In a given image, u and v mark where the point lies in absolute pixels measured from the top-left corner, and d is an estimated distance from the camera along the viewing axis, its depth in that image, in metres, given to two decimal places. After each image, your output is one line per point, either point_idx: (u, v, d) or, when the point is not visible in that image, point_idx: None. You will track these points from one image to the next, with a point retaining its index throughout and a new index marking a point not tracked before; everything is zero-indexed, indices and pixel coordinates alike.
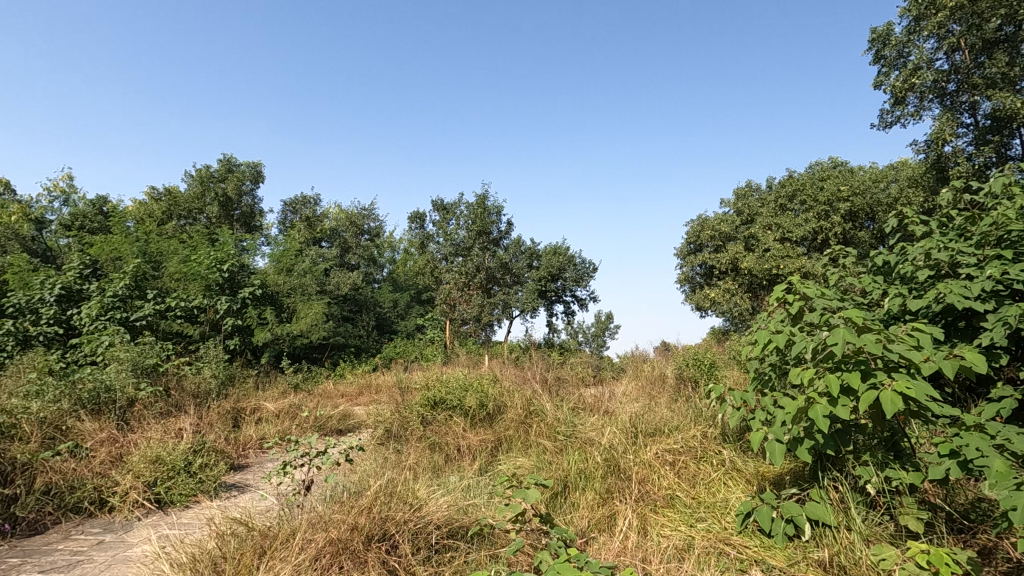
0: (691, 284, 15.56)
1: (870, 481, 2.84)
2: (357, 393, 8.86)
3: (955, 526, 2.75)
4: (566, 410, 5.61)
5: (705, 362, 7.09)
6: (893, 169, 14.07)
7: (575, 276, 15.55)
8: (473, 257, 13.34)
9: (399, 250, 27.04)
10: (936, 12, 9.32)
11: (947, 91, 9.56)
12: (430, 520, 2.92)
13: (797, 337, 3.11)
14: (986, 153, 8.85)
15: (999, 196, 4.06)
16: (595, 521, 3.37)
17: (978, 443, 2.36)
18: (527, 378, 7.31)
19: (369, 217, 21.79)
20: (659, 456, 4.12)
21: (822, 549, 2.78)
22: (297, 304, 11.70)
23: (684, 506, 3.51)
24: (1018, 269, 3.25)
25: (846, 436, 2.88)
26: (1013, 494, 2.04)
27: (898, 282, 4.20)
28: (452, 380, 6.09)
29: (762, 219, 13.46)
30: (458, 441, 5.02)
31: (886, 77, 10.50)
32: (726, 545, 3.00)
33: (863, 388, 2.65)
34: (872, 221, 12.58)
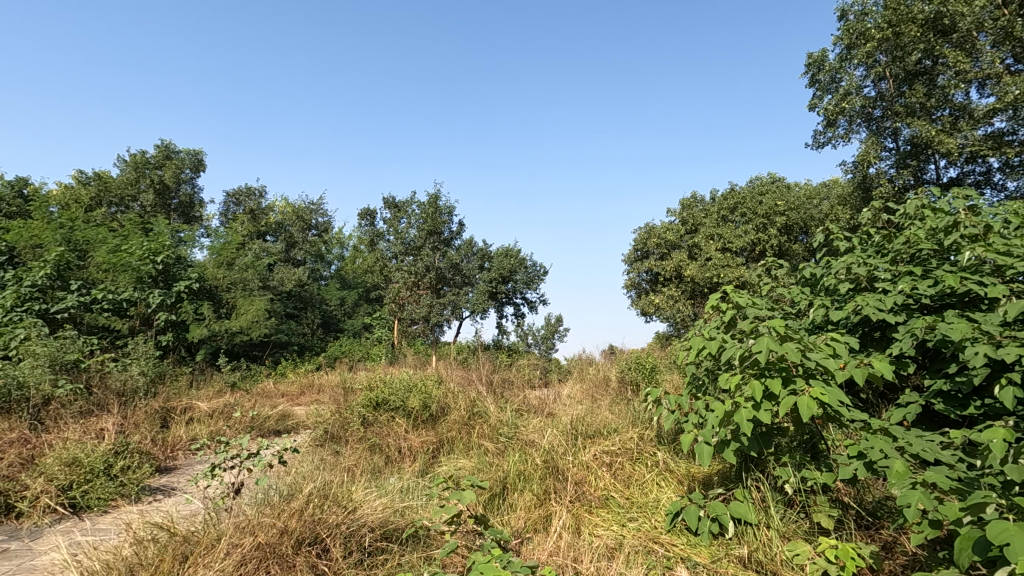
0: (638, 290, 15.94)
1: (789, 481, 3.02)
2: (299, 392, 8.61)
3: (863, 523, 2.96)
4: (510, 412, 5.66)
5: (647, 365, 7.32)
6: (825, 187, 14.89)
7: (526, 278, 15.74)
8: (423, 256, 13.17)
9: (347, 247, 26.55)
10: (865, 43, 9.99)
11: (873, 117, 10.24)
12: (364, 523, 2.89)
13: (727, 344, 3.26)
14: (904, 176, 9.56)
15: (913, 217, 4.37)
16: (531, 522, 3.42)
17: (881, 446, 2.55)
18: (473, 380, 7.32)
19: (317, 212, 21.24)
20: (598, 457, 4.23)
21: (743, 546, 2.94)
22: (237, 300, 11.25)
23: (617, 507, 3.62)
24: (926, 285, 3.53)
25: (769, 439, 3.03)
26: (908, 493, 2.22)
27: (823, 294, 4.46)
28: (396, 381, 6.03)
29: (705, 229, 13.81)
30: (400, 442, 4.98)
31: (820, 100, 11.16)
32: (654, 543, 3.12)
33: (784, 394, 2.82)
34: (805, 236, 13.41)
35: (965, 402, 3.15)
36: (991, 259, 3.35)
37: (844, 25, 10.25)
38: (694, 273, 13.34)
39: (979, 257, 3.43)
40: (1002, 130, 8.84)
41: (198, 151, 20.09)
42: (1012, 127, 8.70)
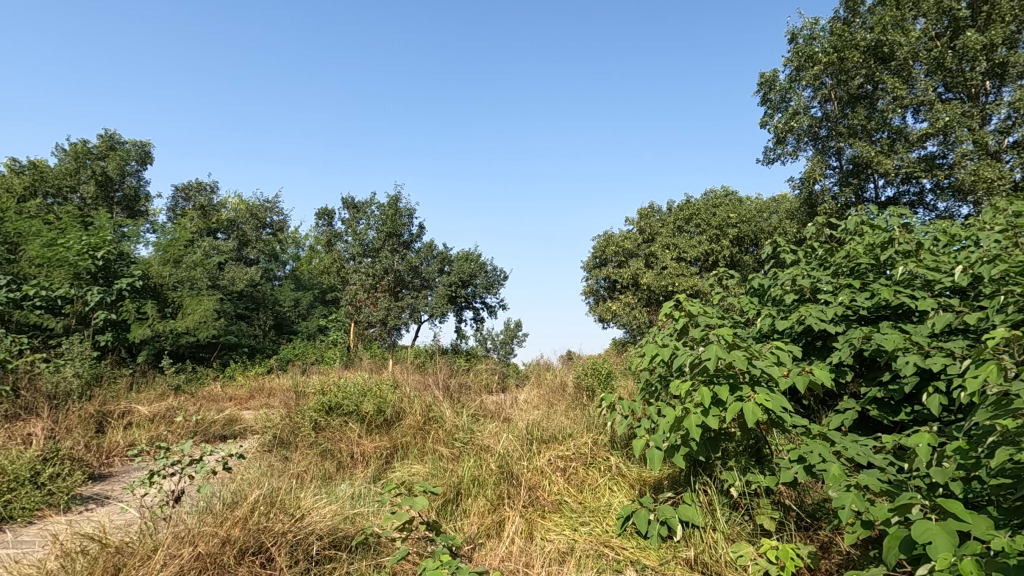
0: (596, 296, 16.17)
1: (734, 485, 3.12)
2: (248, 396, 8.31)
3: (802, 524, 3.08)
4: (466, 417, 5.63)
5: (602, 371, 7.42)
6: (774, 201, 15.52)
7: (485, 283, 15.73)
8: (382, 259, 12.96)
9: (303, 247, 25.90)
10: (813, 65, 10.50)
11: (819, 136, 10.74)
12: (312, 530, 2.80)
13: (679, 351, 3.34)
14: (847, 194, 10.08)
15: (854, 232, 4.60)
16: (484, 528, 3.41)
17: (820, 450, 2.67)
18: (429, 384, 7.25)
19: (271, 210, 20.64)
20: (552, 462, 4.26)
21: (690, 548, 3.01)
22: (184, 299, 10.80)
23: (570, 511, 3.65)
24: (863, 297, 3.72)
25: (717, 444, 3.13)
26: (843, 495, 2.33)
27: (769, 304, 4.64)
28: (350, 385, 5.90)
29: (661, 239, 14.16)
30: (352, 448, 4.88)
31: (770, 118, 11.64)
32: (605, 547, 3.16)
33: (730, 400, 2.92)
34: (755, 247, 13.95)
35: (897, 408, 3.34)
36: (922, 275, 3.57)
37: (794, 48, 10.75)
38: (650, 281, 13.62)
39: (911, 272, 3.64)
40: (934, 154, 9.43)
41: (145, 143, 19.24)
42: (942, 151, 9.28)
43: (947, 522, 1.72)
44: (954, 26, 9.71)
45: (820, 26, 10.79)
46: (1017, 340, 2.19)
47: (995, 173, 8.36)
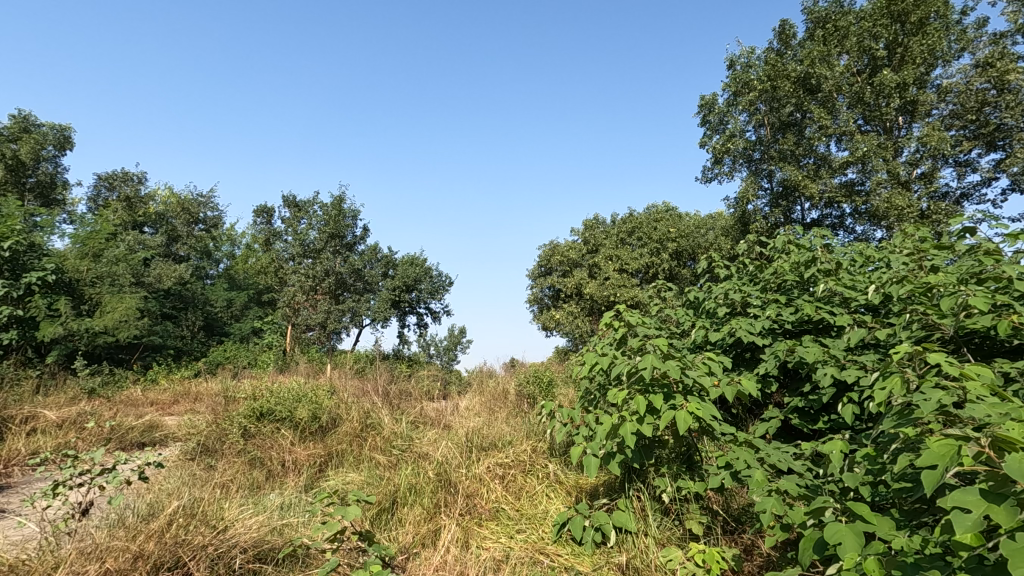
0: (540, 305, 16.32)
1: (666, 491, 3.22)
2: (171, 401, 7.83)
3: (728, 528, 3.21)
4: (405, 424, 5.53)
5: (544, 379, 7.49)
6: (712, 218, 16.24)
7: (430, 288, 15.57)
8: (323, 260, 12.53)
9: (239, 245, 24.81)
10: (749, 92, 11.11)
11: (753, 159, 11.36)
12: (235, 543, 2.66)
13: (617, 360, 3.42)
14: (776, 214, 10.69)
15: (782, 250, 4.87)
16: (418, 537, 3.35)
17: (746, 457, 2.80)
18: (368, 390, 7.08)
19: (205, 205, 19.64)
20: (491, 469, 4.25)
21: (622, 553, 3.08)
22: (103, 296, 10.09)
23: (507, 519, 3.65)
24: (788, 312, 3.95)
25: (650, 451, 3.22)
26: (764, 499, 2.45)
27: (703, 316, 4.84)
28: (284, 390, 5.67)
29: (605, 250, 14.51)
30: (283, 456, 4.69)
31: (709, 139, 12.20)
32: (540, 554, 3.18)
33: (664, 409, 3.01)
34: (693, 262, 14.54)
35: (816, 417, 3.55)
36: (840, 292, 3.82)
37: (732, 74, 11.34)
38: (593, 291, 13.90)
39: (831, 290, 3.89)
40: (854, 181, 10.14)
41: (65, 126, 17.93)
42: (860, 179, 10.02)
43: (855, 524, 1.84)
44: (873, 64, 10.55)
45: (755, 55, 11.45)
46: (919, 354, 2.38)
47: (905, 202, 9.11)
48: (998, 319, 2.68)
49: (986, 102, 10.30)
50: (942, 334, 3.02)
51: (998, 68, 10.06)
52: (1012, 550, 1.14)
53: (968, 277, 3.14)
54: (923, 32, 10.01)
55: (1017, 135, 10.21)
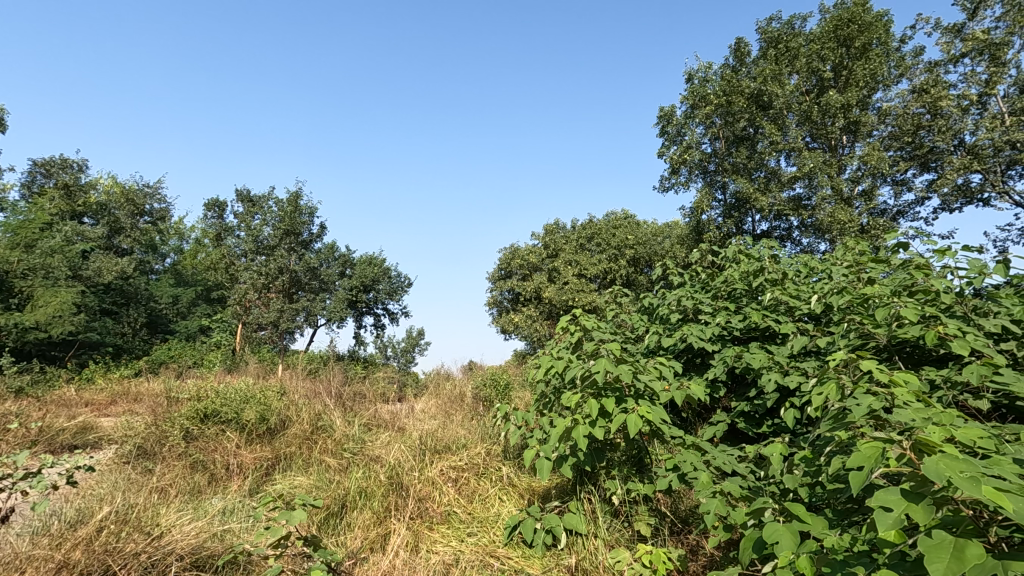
0: (499, 307, 16.33)
1: (617, 492, 3.28)
2: (109, 401, 7.43)
3: (675, 529, 3.29)
4: (357, 426, 5.41)
5: (501, 382, 7.51)
6: (668, 226, 16.66)
7: (388, 289, 15.34)
8: (277, 257, 12.16)
9: (188, 239, 23.86)
10: (705, 105, 11.47)
11: (708, 170, 11.73)
12: (171, 550, 2.54)
13: (572, 363, 3.46)
14: (728, 224, 11.07)
15: (732, 260, 5.03)
16: (367, 542, 3.30)
17: (692, 460, 2.87)
18: (320, 392, 6.90)
19: (152, 196, 18.76)
20: (444, 473, 4.22)
21: (572, 555, 3.11)
22: (36, 289, 9.52)
23: (458, 522, 3.63)
24: (737, 319, 4.09)
25: (602, 454, 3.25)
26: (709, 501, 2.53)
27: (657, 321, 4.95)
28: (231, 390, 5.46)
29: (564, 255, 14.69)
30: (228, 459, 4.53)
31: (667, 149, 12.53)
32: (491, 557, 3.18)
33: (616, 412, 3.06)
34: (649, 269, 14.86)
35: (760, 422, 3.68)
36: (785, 301, 3.98)
37: (690, 88, 11.67)
38: (552, 295, 14.01)
39: (777, 299, 4.06)
40: (801, 196, 10.61)
41: None
42: (806, 194, 10.51)
43: (792, 524, 1.91)
44: (820, 84, 11.10)
45: (713, 71, 11.84)
46: (853, 362, 2.51)
47: (847, 217, 9.58)
48: (926, 329, 2.86)
49: (921, 126, 10.98)
50: (876, 343, 3.20)
51: (932, 94, 10.72)
52: (928, 546, 1.21)
53: (900, 290, 3.34)
54: (866, 57, 10.59)
55: (947, 158, 10.93)
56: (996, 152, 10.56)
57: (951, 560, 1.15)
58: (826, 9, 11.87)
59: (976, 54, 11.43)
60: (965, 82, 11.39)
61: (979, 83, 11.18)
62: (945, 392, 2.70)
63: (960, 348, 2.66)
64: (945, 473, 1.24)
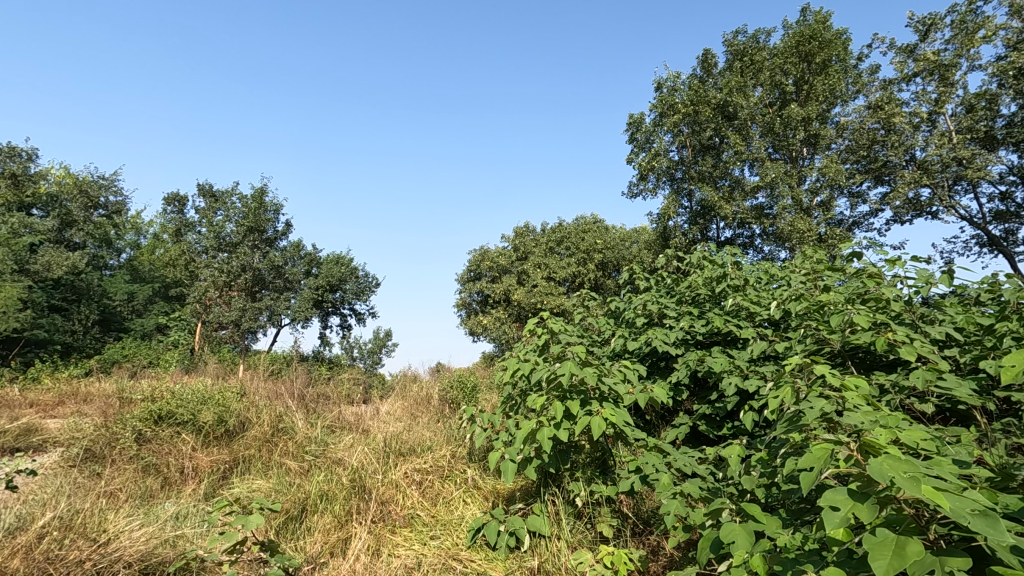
0: (468, 309, 16.26)
1: (580, 494, 3.30)
2: (55, 402, 7.09)
3: (637, 530, 3.33)
4: (320, 428, 5.30)
5: (468, 385, 7.48)
6: (637, 232, 16.92)
7: (355, 289, 15.10)
8: (240, 255, 11.83)
9: (146, 234, 23.01)
10: (674, 114, 11.72)
11: (675, 177, 11.98)
12: (119, 557, 2.45)
13: (538, 365, 3.47)
14: (694, 231, 11.33)
15: (697, 266, 5.13)
16: (327, 546, 3.24)
17: (654, 461, 2.92)
18: (282, 393, 6.75)
19: (107, 189, 18.02)
20: (408, 475, 4.17)
21: (534, 557, 3.11)
22: None
23: (421, 525, 3.60)
24: (700, 324, 4.18)
25: (566, 456, 3.26)
26: (669, 502, 2.57)
27: (623, 325, 5.01)
28: (187, 391, 5.27)
29: (534, 258, 14.76)
30: (182, 462, 4.38)
31: (636, 156, 12.73)
32: (454, 560, 3.16)
33: (581, 414, 3.09)
34: (617, 273, 15.07)
35: (721, 424, 3.75)
36: (746, 307, 4.09)
37: (658, 96, 11.89)
38: (521, 298, 14.06)
39: (739, 304, 4.16)
40: (763, 205, 10.94)
41: None
42: (768, 203, 10.83)
43: (748, 524, 1.96)
44: (783, 98, 11.46)
45: (681, 81, 12.10)
46: (808, 367, 2.59)
47: (806, 227, 9.92)
48: (876, 335, 2.98)
49: (876, 141, 11.46)
50: (830, 348, 3.31)
51: (886, 111, 11.20)
52: (872, 544, 1.26)
53: (854, 297, 3.47)
54: (825, 72, 10.99)
55: (899, 172, 11.44)
56: (943, 168, 11.11)
57: (893, 557, 1.19)
58: (789, 25, 12.28)
59: (927, 74, 12.00)
60: (917, 100, 11.94)
61: (929, 102, 11.73)
62: (893, 396, 2.82)
63: (907, 354, 2.78)
64: (889, 473, 1.29)
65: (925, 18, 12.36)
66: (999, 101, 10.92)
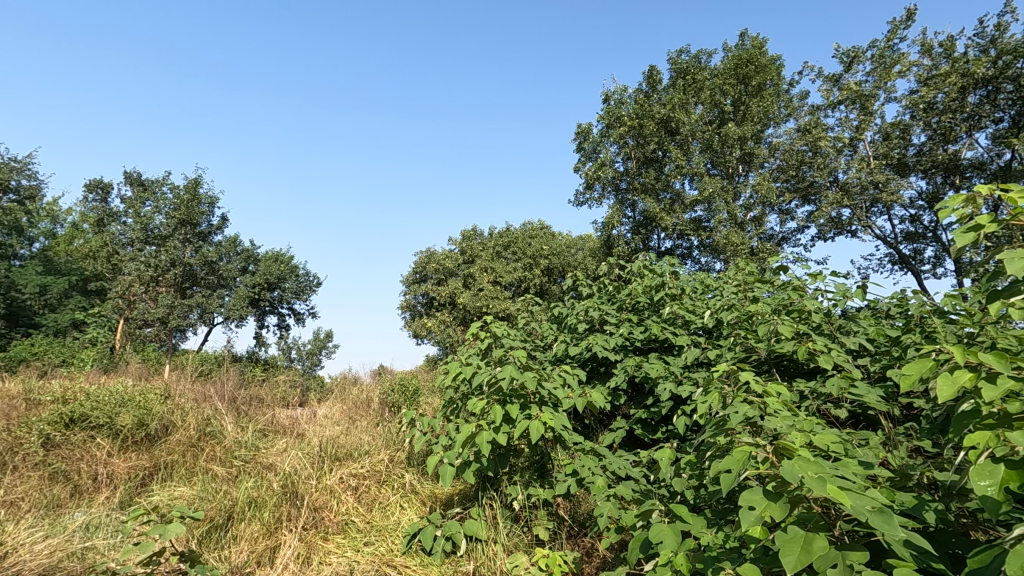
0: (412, 312, 16.03)
1: (517, 498, 3.33)
2: None
3: (572, 532, 3.38)
4: (252, 432, 5.07)
5: (410, 389, 7.39)
6: (582, 239, 17.25)
7: (295, 288, 14.56)
8: (169, 248, 11.19)
9: (62, 222, 21.34)
10: (620, 126, 12.05)
11: (620, 188, 12.31)
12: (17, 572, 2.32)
13: (479, 369, 3.47)
14: (636, 240, 11.67)
15: (638, 274, 5.28)
16: (253, 555, 3.13)
17: (590, 465, 2.98)
18: (211, 395, 6.42)
19: (20, 172, 16.60)
20: (343, 481, 4.06)
21: (470, 562, 3.11)
22: None
23: (355, 532, 3.52)
24: (639, 331, 4.32)
25: (504, 460, 3.27)
26: (603, 504, 2.63)
27: (565, 330, 5.09)
28: (103, 391, 4.92)
29: (481, 261, 14.77)
30: (96, 469, 4.12)
31: (583, 165, 12.99)
32: (388, 566, 3.11)
33: (520, 418, 3.11)
34: (562, 279, 15.30)
35: (656, 428, 3.88)
36: (682, 315, 4.26)
37: (606, 108, 12.20)
38: (466, 301, 14.05)
39: (675, 313, 4.33)
40: (701, 218, 11.42)
41: None
42: (705, 216, 11.31)
43: (675, 524, 2.03)
44: (721, 116, 12.01)
45: (627, 94, 12.47)
46: (735, 373, 2.73)
47: (739, 240, 10.44)
48: (798, 344, 3.17)
49: (804, 162, 12.22)
50: (757, 356, 3.49)
51: (813, 134, 11.96)
52: (784, 540, 1.34)
53: (780, 308, 3.67)
54: (760, 95, 11.62)
55: (824, 192, 12.24)
56: (862, 190, 11.97)
57: (801, 553, 1.28)
58: (729, 47, 12.88)
59: (850, 103, 12.91)
60: (841, 126, 12.83)
61: (851, 128, 12.63)
62: (812, 402, 3.01)
63: (825, 363, 2.98)
64: (798, 473, 1.38)
65: (850, 50, 13.28)
66: (911, 131, 11.88)
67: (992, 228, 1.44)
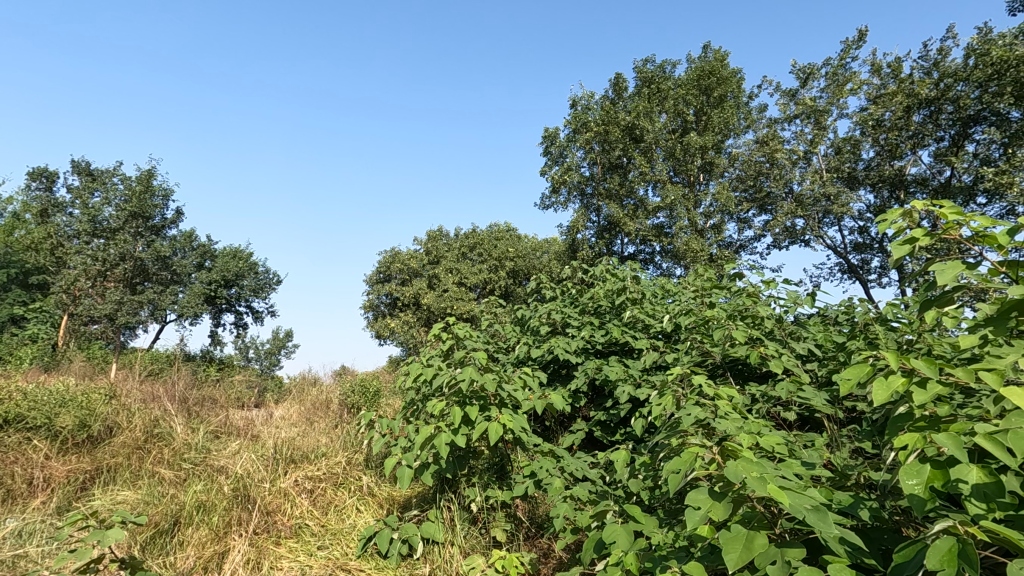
0: (374, 312, 15.71)
1: (475, 500, 3.32)
2: None
3: (529, 534, 3.39)
4: (202, 434, 4.90)
5: (370, 390, 7.28)
6: (548, 241, 17.37)
7: (253, 286, 14.16)
8: (119, 242, 10.73)
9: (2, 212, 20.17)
10: (586, 131, 12.21)
11: (586, 193, 12.46)
12: None
13: (439, 370, 3.44)
14: (600, 244, 11.84)
15: (600, 278, 5.35)
16: (201, 561, 3.04)
17: (548, 466, 3.00)
18: (160, 395, 6.18)
19: None
20: (298, 484, 3.97)
21: (426, 565, 3.08)
22: None
23: (309, 535, 3.45)
24: (600, 334, 4.38)
25: (463, 462, 3.26)
26: (560, 505, 2.65)
27: (527, 333, 5.12)
28: (41, 391, 4.67)
29: (446, 262, 14.69)
30: (31, 473, 3.92)
31: (549, 168, 13.08)
32: (341, 570, 3.06)
33: (479, 419, 3.11)
34: (527, 281, 15.38)
35: (614, 430, 3.94)
36: (642, 319, 4.34)
37: (573, 113, 12.35)
38: (430, 302, 13.96)
39: (635, 316, 4.41)
40: (663, 224, 11.64)
41: None
42: (667, 222, 11.55)
43: (627, 524, 2.07)
44: (684, 126, 12.30)
45: (594, 100, 12.65)
46: (689, 376, 2.80)
47: (699, 247, 10.72)
48: (750, 349, 3.27)
49: (761, 172, 12.66)
50: (712, 360, 3.58)
51: (771, 147, 12.39)
52: (727, 538, 1.40)
53: (735, 314, 3.79)
54: (721, 106, 11.98)
55: (779, 203, 12.67)
56: (815, 202, 12.45)
57: (741, 551, 1.34)
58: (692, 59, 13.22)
59: (805, 117, 13.41)
60: (796, 139, 13.32)
61: (806, 142, 13.13)
62: (762, 405, 3.11)
63: (775, 367, 3.09)
64: (741, 474, 1.43)
65: (806, 67, 13.80)
66: (861, 146, 12.42)
67: (926, 242, 1.52)
